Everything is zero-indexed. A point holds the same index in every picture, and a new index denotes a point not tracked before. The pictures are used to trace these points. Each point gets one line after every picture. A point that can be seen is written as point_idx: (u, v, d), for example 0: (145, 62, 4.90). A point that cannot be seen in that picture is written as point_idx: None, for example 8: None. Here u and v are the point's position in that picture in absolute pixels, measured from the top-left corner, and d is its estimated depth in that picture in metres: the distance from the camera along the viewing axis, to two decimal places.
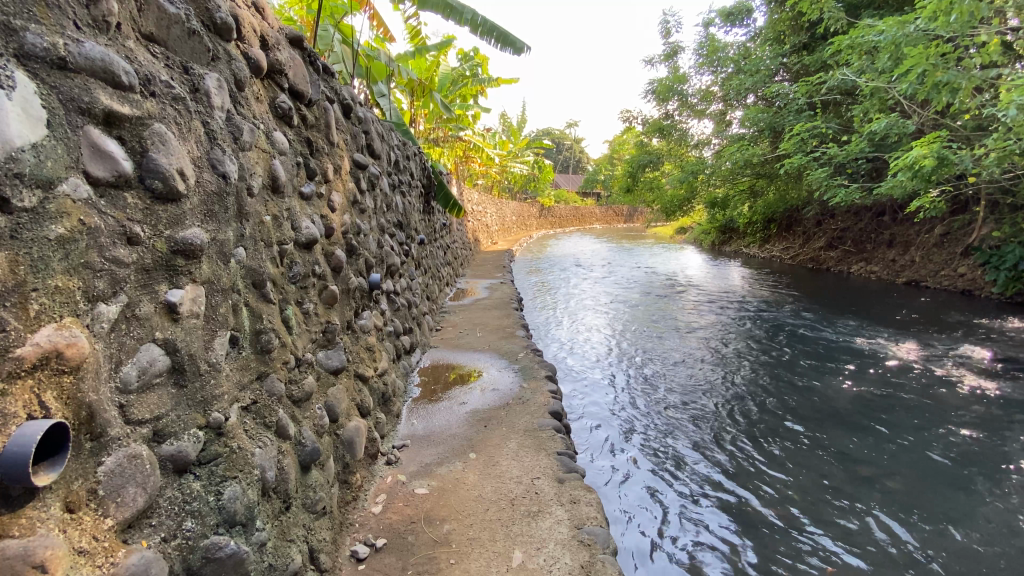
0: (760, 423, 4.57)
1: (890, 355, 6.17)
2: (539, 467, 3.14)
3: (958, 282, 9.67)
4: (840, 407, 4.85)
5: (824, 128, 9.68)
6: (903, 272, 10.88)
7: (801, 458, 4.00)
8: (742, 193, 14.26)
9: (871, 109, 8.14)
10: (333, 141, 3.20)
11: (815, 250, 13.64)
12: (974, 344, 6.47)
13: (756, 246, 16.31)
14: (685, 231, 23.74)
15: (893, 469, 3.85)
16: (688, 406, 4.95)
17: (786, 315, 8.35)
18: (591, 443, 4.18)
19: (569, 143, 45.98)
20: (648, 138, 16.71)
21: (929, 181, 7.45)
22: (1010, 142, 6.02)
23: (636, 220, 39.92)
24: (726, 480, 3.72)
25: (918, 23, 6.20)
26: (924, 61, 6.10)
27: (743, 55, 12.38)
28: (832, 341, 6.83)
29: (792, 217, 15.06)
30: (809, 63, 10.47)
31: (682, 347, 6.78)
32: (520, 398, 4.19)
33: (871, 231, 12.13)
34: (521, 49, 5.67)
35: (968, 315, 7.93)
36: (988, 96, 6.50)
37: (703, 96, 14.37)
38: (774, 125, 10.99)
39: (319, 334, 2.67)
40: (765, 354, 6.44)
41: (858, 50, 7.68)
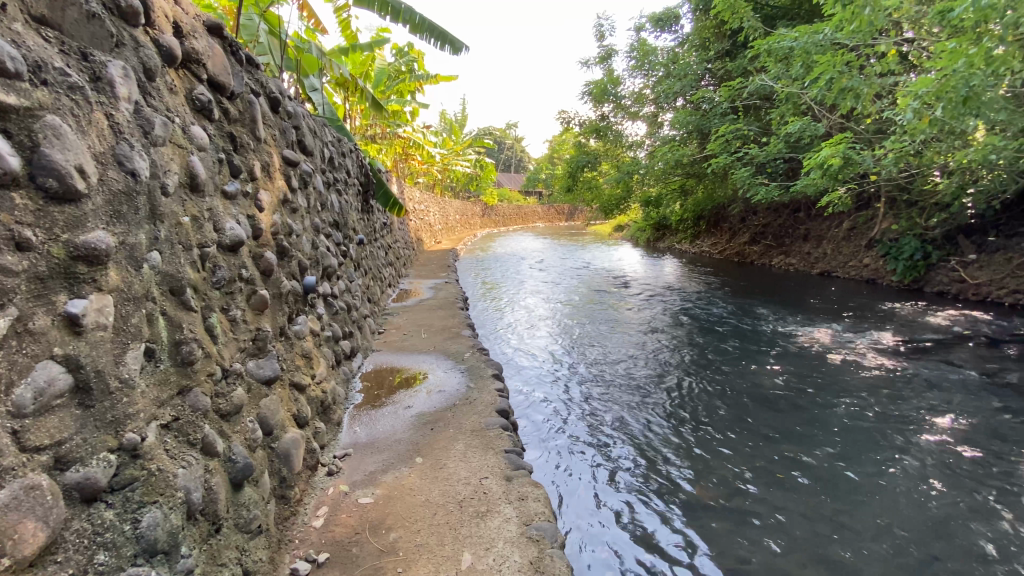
0: (695, 410, 4.78)
1: (809, 340, 6.66)
2: (487, 466, 3.12)
3: (864, 272, 10.61)
4: (762, 391, 5.19)
5: (746, 130, 10.34)
6: (817, 264, 11.81)
7: (732, 441, 4.22)
8: (673, 192, 14.73)
9: (787, 113, 8.77)
10: (260, 136, 3.01)
11: (740, 245, 14.50)
12: (879, 328, 7.12)
13: (688, 242, 17.15)
14: (623, 228, 24.65)
15: (815, 446, 4.13)
16: (627, 396, 5.11)
17: (718, 306, 8.84)
18: (537, 438, 4.22)
19: (510, 143, 46.14)
20: (586, 139, 17.10)
21: (838, 180, 8.12)
22: (905, 144, 6.66)
23: (577, 219, 40.79)
24: (667, 467, 3.85)
25: (826, 33, 6.68)
26: (832, 68, 6.58)
27: (672, 59, 12.97)
28: (760, 330, 7.28)
29: (719, 215, 15.97)
30: (732, 69, 11.13)
31: (621, 339, 7.06)
32: (467, 399, 4.15)
33: (788, 227, 13.08)
34: (460, 48, 5.63)
35: (873, 302, 8.71)
36: (885, 101, 7.12)
37: (637, 98, 14.86)
38: (702, 127, 11.64)
39: (249, 342, 2.51)
40: (699, 344, 6.76)
41: (774, 57, 8.22)
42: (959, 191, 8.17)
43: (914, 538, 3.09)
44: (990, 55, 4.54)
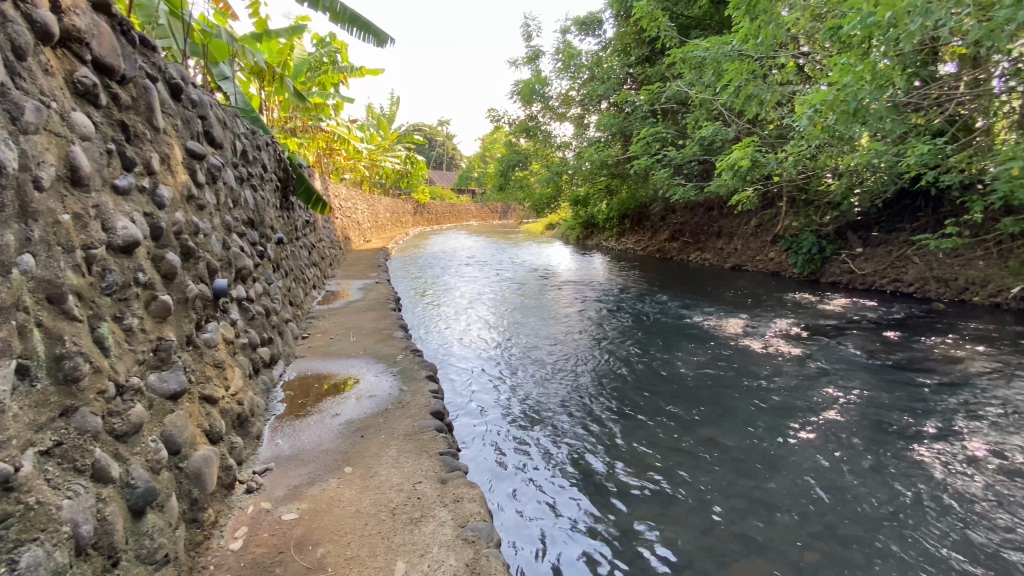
0: (624, 401, 4.94)
1: (724, 330, 7.15)
2: (420, 471, 3.04)
3: (769, 265, 11.55)
4: (685, 379, 5.47)
5: (665, 133, 10.91)
6: (729, 258, 12.70)
7: (658, 428, 4.41)
8: (600, 191, 15.32)
9: (700, 118, 9.36)
10: (159, 126, 2.74)
11: (661, 242, 15.29)
12: (783, 316, 7.78)
13: (614, 239, 17.84)
14: (554, 227, 25.21)
15: (732, 428, 4.41)
16: (560, 391, 5.20)
17: (642, 300, 9.25)
18: (472, 437, 4.18)
19: (441, 141, 45.57)
20: (516, 138, 17.19)
21: (746, 180, 8.78)
22: (802, 148, 7.32)
23: (510, 216, 41.09)
24: (598, 457, 3.95)
25: (734, 45, 7.18)
26: (740, 76, 7.09)
27: (596, 63, 13.40)
28: (681, 321, 7.70)
29: (641, 213, 16.75)
30: (652, 74, 11.69)
31: (554, 334, 7.19)
32: (399, 402, 4.03)
33: (703, 224, 13.99)
34: (384, 41, 5.46)
35: (778, 293, 9.50)
36: (786, 108, 7.76)
37: (563, 100, 15.17)
38: (624, 129, 12.16)
39: (149, 353, 2.27)
40: (628, 337, 7.03)
41: (688, 64, 8.73)
42: (848, 191, 9.12)
43: (818, 504, 3.35)
44: (873, 69, 5.06)
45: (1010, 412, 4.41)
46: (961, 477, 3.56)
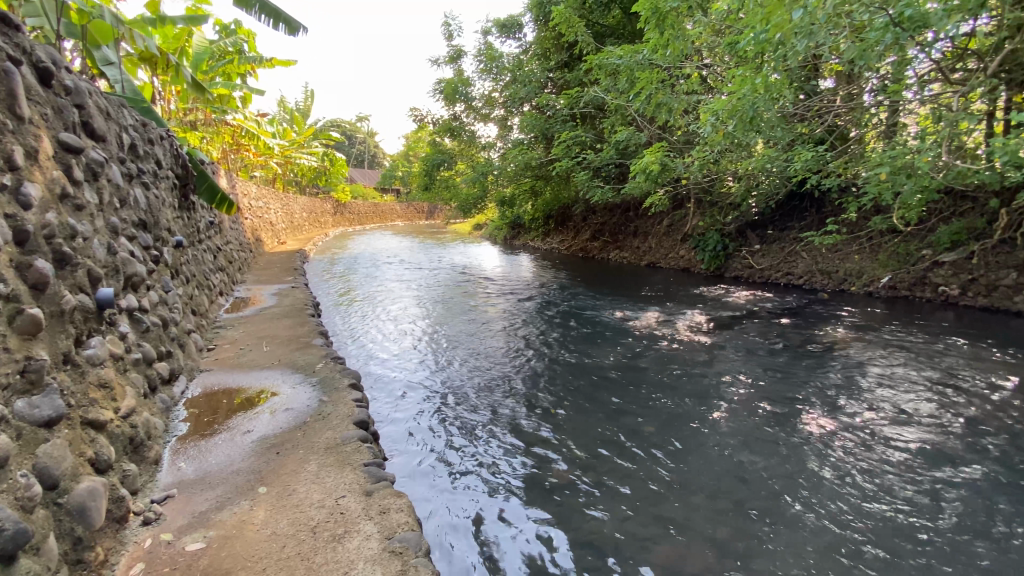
0: (553, 398, 5.03)
1: (642, 324, 7.53)
2: (343, 484, 2.91)
3: (680, 262, 12.34)
4: (609, 372, 5.67)
5: (584, 137, 11.30)
6: (645, 256, 13.40)
7: (584, 421, 4.52)
8: (525, 192, 15.52)
9: (616, 122, 9.79)
10: (23, 115, 2.39)
11: (583, 242, 15.82)
12: (693, 309, 8.34)
13: (539, 239, 18.22)
14: (482, 228, 25.29)
15: (652, 416, 4.62)
16: (490, 392, 5.19)
17: (566, 297, 9.51)
18: (398, 445, 4.05)
19: (361, 138, 44.00)
20: (441, 138, 16.92)
21: (658, 182, 9.31)
22: (707, 154, 7.89)
23: (436, 217, 40.55)
24: (527, 454, 3.97)
25: (645, 54, 7.57)
26: (650, 85, 7.49)
27: (517, 66, 13.58)
28: (602, 317, 8.01)
29: (564, 214, 17.24)
30: (571, 79, 12.04)
31: (483, 335, 7.17)
32: (319, 414, 3.82)
33: (621, 224, 14.66)
34: (297, 30, 5.16)
35: (689, 287, 10.17)
36: (692, 116, 8.31)
37: (487, 100, 15.18)
38: (545, 132, 12.44)
39: (15, 376, 1.97)
40: (554, 334, 7.18)
41: (604, 71, 9.11)
42: (746, 193, 9.96)
43: (728, 480, 3.60)
44: (765, 83, 5.55)
45: (881, 386, 5.04)
46: (845, 445, 3.99)
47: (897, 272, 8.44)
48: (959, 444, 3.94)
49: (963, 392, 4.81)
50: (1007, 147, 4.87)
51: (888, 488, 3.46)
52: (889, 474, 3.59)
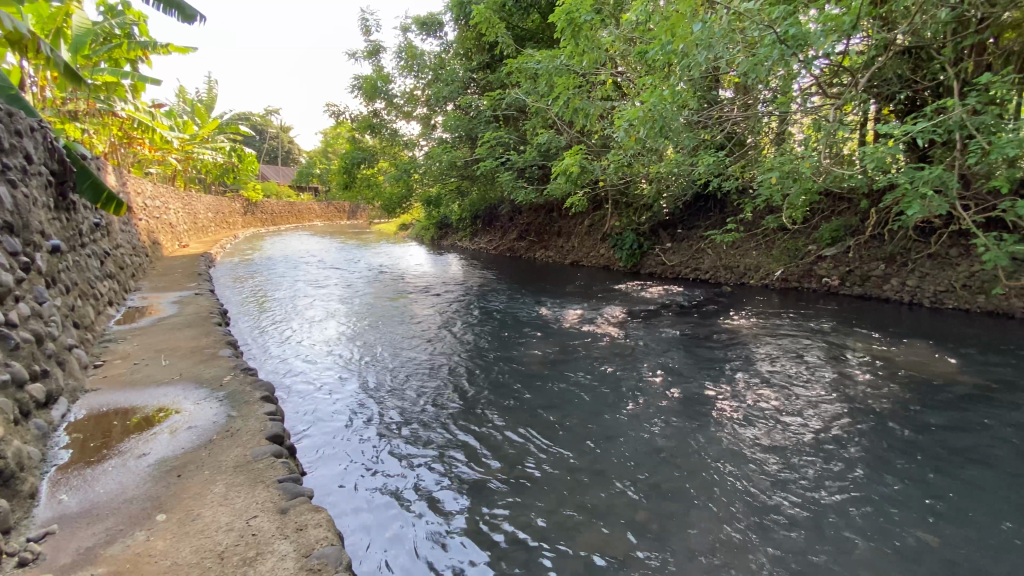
0: (480, 397, 5.03)
1: (565, 320, 7.75)
2: (255, 504, 2.73)
3: (601, 260, 12.85)
4: (535, 368, 5.78)
5: (506, 138, 11.44)
6: (568, 255, 13.81)
7: (512, 418, 4.57)
8: (451, 192, 15.25)
9: (537, 125, 10.01)
10: None
11: (510, 242, 16.02)
12: (614, 304, 8.73)
13: (466, 240, 18.20)
14: (407, 228, 24.79)
15: (576, 408, 4.76)
16: (416, 394, 5.09)
17: (493, 296, 9.57)
18: (318, 457, 3.86)
19: (274, 133, 41.45)
20: (361, 135, 16.31)
21: (577, 184, 9.63)
22: (622, 157, 8.28)
23: (359, 217, 39.15)
24: (454, 455, 3.95)
25: (561, 60, 7.80)
26: (567, 90, 7.72)
27: (439, 65, 13.46)
28: (527, 315, 8.15)
29: (491, 214, 17.35)
30: (493, 80, 12.13)
31: (408, 337, 7.03)
32: (227, 430, 3.55)
33: (546, 224, 15.00)
34: (190, 18, 4.75)
35: (610, 284, 10.62)
36: (608, 120, 8.69)
37: (408, 98, 14.89)
38: (468, 132, 12.43)
39: None
40: (481, 333, 7.19)
41: (524, 74, 9.28)
42: (658, 194, 10.57)
43: (647, 464, 3.79)
44: (672, 92, 5.93)
45: (776, 369, 5.56)
46: (749, 425, 4.33)
47: (788, 266, 9.35)
48: (842, 415, 4.43)
49: (845, 371, 5.41)
50: (874, 152, 5.56)
51: (786, 459, 3.80)
52: (785, 447, 3.95)
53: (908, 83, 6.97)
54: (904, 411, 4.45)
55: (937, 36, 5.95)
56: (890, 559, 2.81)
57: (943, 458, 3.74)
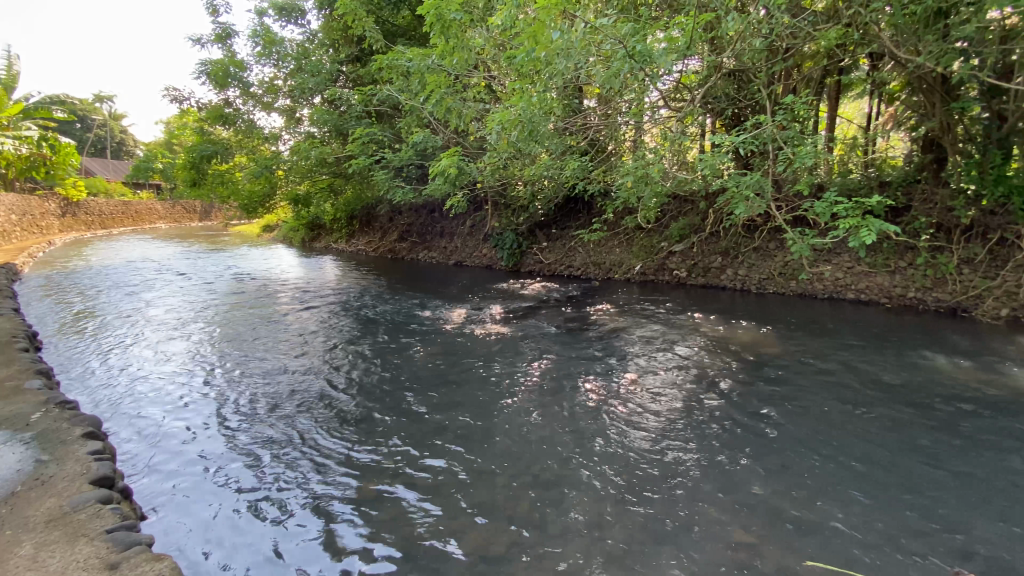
0: (360, 406, 4.78)
1: (449, 322, 7.71)
2: (75, 563, 2.31)
3: (484, 260, 13.02)
4: (417, 372, 5.65)
5: (381, 136, 11.09)
6: (452, 256, 13.77)
7: (394, 425, 4.41)
8: (322, 190, 14.43)
9: (412, 123, 9.84)
10: None
11: (390, 243, 15.51)
12: (496, 303, 8.88)
13: (343, 241, 17.28)
14: (274, 230, 22.87)
15: (460, 409, 4.74)
16: (287, 409, 4.69)
17: (372, 300, 9.19)
18: (167, 495, 3.40)
19: (101, 121, 35.45)
20: (212, 127, 14.43)
21: (455, 185, 9.63)
22: (497, 159, 8.43)
23: (216, 219, 35.08)
24: (331, 470, 3.71)
25: (433, 59, 7.73)
26: (439, 89, 7.64)
27: (302, 54, 12.36)
28: (409, 318, 7.95)
29: (368, 214, 16.63)
30: (363, 75, 11.65)
31: (279, 347, 6.47)
32: (36, 478, 2.96)
33: (427, 225, 14.79)
34: None
35: (492, 283, 10.80)
36: (482, 123, 8.80)
37: (268, 88, 13.53)
38: (339, 128, 11.76)
39: None
40: (361, 339, 6.87)
41: (396, 71, 9.06)
42: (533, 196, 11.03)
43: (529, 457, 3.91)
44: (539, 98, 6.19)
45: (641, 356, 6.07)
46: (617, 409, 4.69)
47: (645, 261, 10.32)
48: (695, 394, 4.97)
49: (698, 353, 6.09)
50: (708, 161, 6.42)
51: (651, 438, 4.15)
52: (649, 427, 4.33)
53: (734, 100, 8.09)
54: (744, 385, 5.13)
55: (755, 62, 6.86)
56: (733, 512, 3.22)
57: (772, 423, 4.36)
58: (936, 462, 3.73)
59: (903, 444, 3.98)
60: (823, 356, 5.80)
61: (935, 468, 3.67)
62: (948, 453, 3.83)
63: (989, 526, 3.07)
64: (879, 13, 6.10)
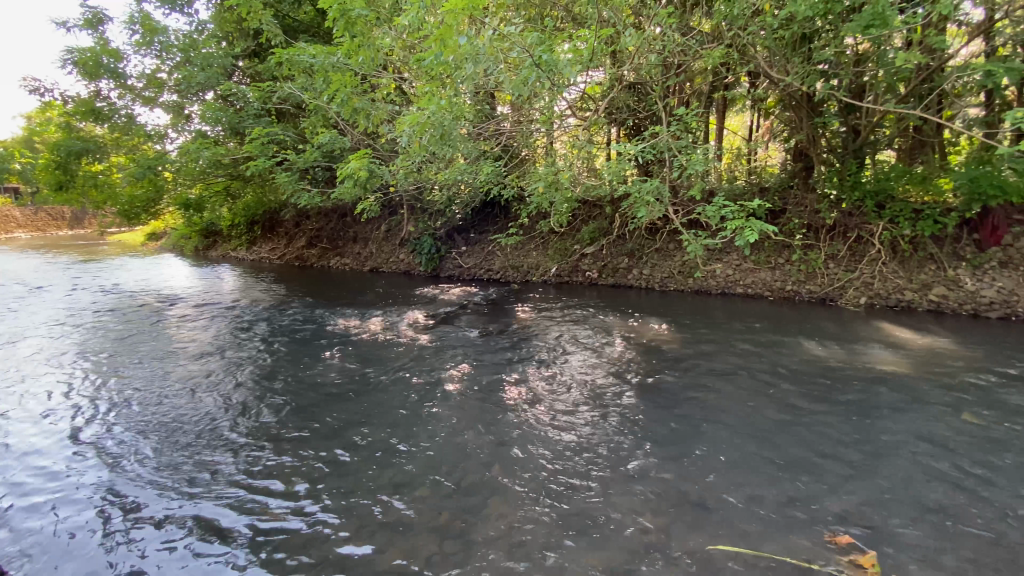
0: (266, 427, 4.49)
1: (363, 331, 7.44)
2: None
3: (400, 266, 12.72)
4: (330, 386, 5.41)
5: (283, 136, 10.47)
6: (366, 262, 13.30)
7: (305, 445, 4.19)
8: (218, 194, 13.40)
9: (316, 124, 9.38)
10: None
11: (298, 250, 14.65)
12: (414, 310, 8.72)
13: (243, 249, 16.06)
14: (161, 237, 20.67)
15: (376, 422, 4.61)
16: (181, 438, 4.30)
17: (279, 312, 8.63)
18: (33, 552, 2.99)
19: None
20: (80, 122, 12.77)
21: (366, 188, 9.33)
22: (409, 163, 8.26)
23: (89, 225, 30.96)
24: (233, 499, 3.46)
25: (337, 58, 7.47)
26: (344, 88, 7.35)
27: (189, 45, 11.25)
28: (321, 329, 7.58)
29: (272, 219, 15.60)
30: (261, 71, 10.96)
31: (170, 369, 5.89)
32: None
33: (338, 230, 14.15)
34: None
35: (410, 289, 10.58)
36: (392, 125, 8.60)
37: (148, 81, 12.18)
38: (234, 126, 10.92)
39: None
40: (267, 354, 6.43)
41: (297, 68, 8.58)
42: (449, 200, 10.98)
43: (448, 464, 3.89)
44: (449, 102, 6.18)
45: (557, 356, 6.27)
46: (535, 411, 4.78)
47: (561, 264, 10.65)
48: (608, 390, 5.22)
49: (609, 350, 6.40)
50: (613, 167, 6.77)
51: (567, 435, 4.30)
52: (565, 426, 4.48)
53: (635, 111, 8.62)
54: (652, 378, 5.47)
55: (652, 76, 7.33)
56: (645, 501, 3.41)
57: (677, 412, 4.70)
58: (811, 436, 4.23)
59: (785, 422, 4.47)
60: (719, 347, 6.33)
61: (810, 440, 4.16)
62: (823, 428, 4.34)
63: (856, 489, 3.52)
64: (755, 37, 6.81)
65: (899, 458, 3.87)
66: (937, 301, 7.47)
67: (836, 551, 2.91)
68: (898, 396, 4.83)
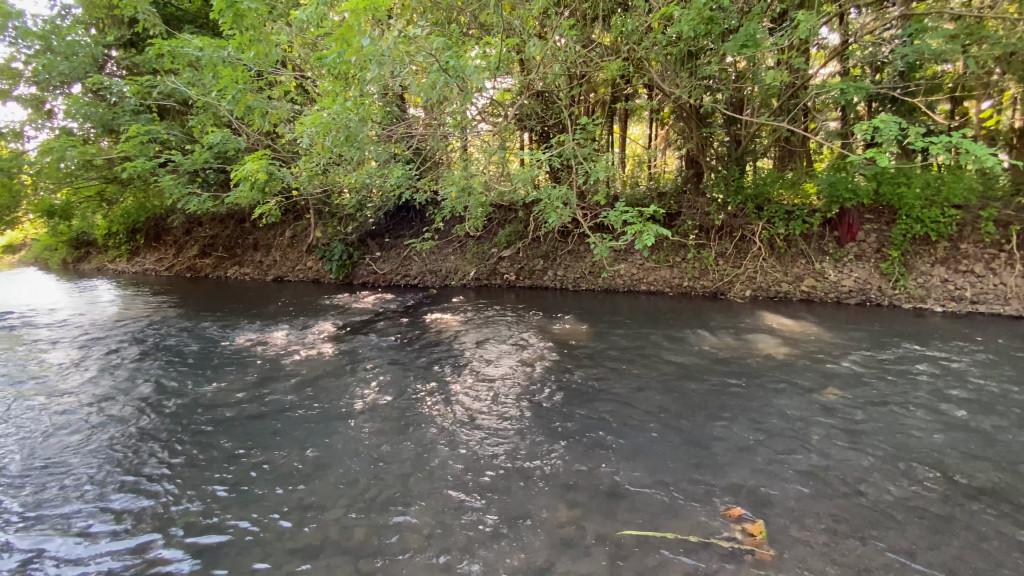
0: (153, 457, 4.07)
1: (266, 345, 6.98)
2: None
3: (309, 274, 12.09)
4: (229, 407, 5.01)
5: (166, 135, 9.57)
6: (270, 271, 12.48)
7: (200, 473, 3.85)
8: (90, 198, 11.80)
9: (206, 122, 8.67)
10: None
11: (190, 259, 13.42)
12: (324, 319, 8.33)
13: (123, 260, 14.40)
14: (17, 248, 17.95)
15: (281, 441, 4.34)
16: (50, 478, 3.79)
17: (167, 328, 7.84)
18: None
19: None
20: None
21: (265, 191, 8.77)
22: (314, 165, 7.87)
23: None
24: (116, 541, 3.11)
25: (228, 52, 6.99)
26: (235, 84, 6.88)
27: (50, 31, 9.98)
28: (218, 345, 7.00)
29: (158, 226, 14.16)
30: (139, 63, 9.97)
31: (34, 400, 5.16)
32: None
33: (236, 237, 13.14)
34: None
35: (319, 298, 10.09)
36: (292, 125, 8.18)
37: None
38: (107, 124, 9.87)
39: None
40: (154, 376, 5.83)
41: (181, 61, 7.87)
42: (359, 204, 10.63)
43: (362, 479, 3.76)
44: (354, 102, 6.01)
45: (473, 359, 6.28)
46: (452, 416, 4.75)
47: (477, 267, 10.70)
48: (523, 389, 5.32)
49: (524, 351, 6.53)
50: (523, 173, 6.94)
51: (484, 438, 4.32)
52: (483, 428, 4.50)
53: (542, 118, 8.89)
54: (565, 375, 5.66)
55: (557, 85, 7.63)
56: (562, 494, 3.52)
57: (588, 406, 4.90)
58: (707, 419, 4.60)
59: (685, 408, 4.82)
60: (627, 342, 6.69)
61: (706, 423, 4.52)
62: (717, 411, 4.74)
63: (745, 463, 3.89)
64: (647, 51, 7.32)
65: (779, 433, 4.32)
66: (807, 291, 8.50)
67: (730, 521, 3.19)
68: (779, 377, 5.40)
